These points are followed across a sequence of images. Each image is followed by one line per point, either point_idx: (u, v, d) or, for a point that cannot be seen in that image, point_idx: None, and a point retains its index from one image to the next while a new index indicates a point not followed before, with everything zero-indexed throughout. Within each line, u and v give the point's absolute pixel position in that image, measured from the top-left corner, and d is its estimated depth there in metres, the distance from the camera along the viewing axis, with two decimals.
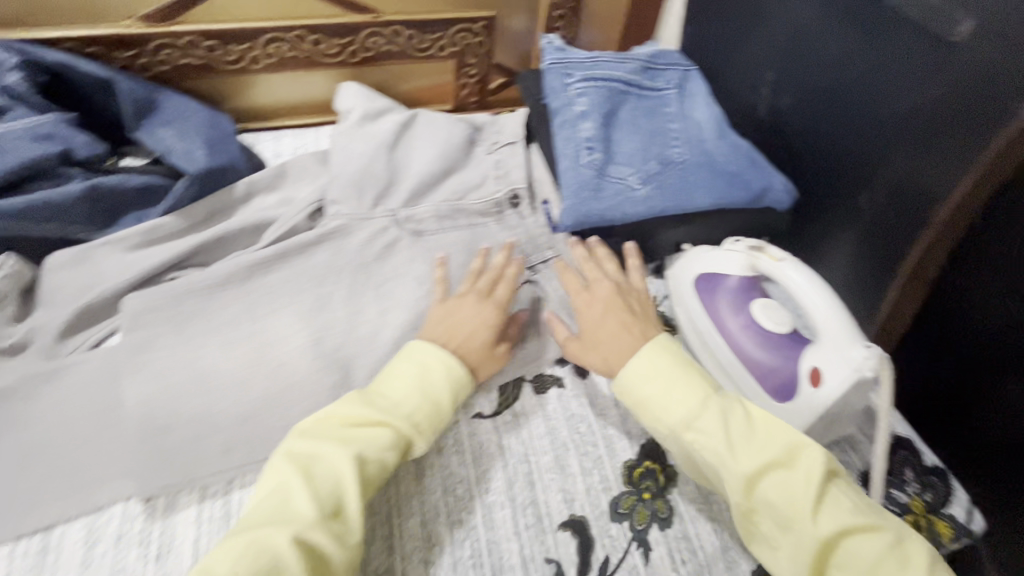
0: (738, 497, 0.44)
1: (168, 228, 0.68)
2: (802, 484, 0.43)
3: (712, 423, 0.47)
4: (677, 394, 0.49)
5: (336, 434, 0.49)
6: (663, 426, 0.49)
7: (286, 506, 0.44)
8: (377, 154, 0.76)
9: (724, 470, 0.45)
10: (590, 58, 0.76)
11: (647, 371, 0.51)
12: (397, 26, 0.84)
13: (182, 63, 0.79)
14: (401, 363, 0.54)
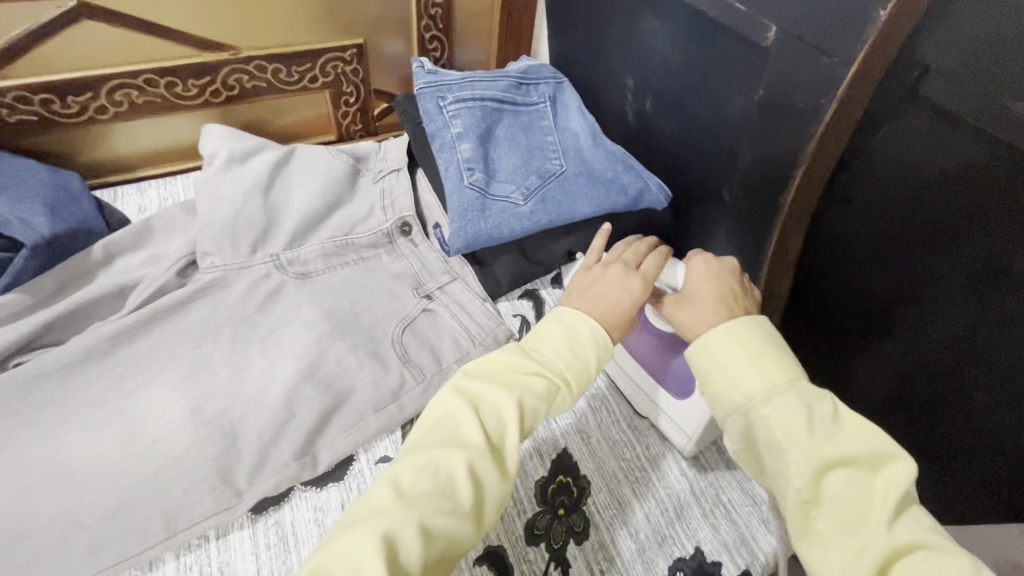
0: (802, 481, 0.40)
1: (9, 308, 0.61)
2: (883, 492, 0.38)
3: (792, 405, 0.43)
4: (756, 369, 0.45)
5: (499, 377, 0.48)
6: (737, 394, 0.45)
7: (456, 435, 0.43)
8: (250, 197, 0.72)
9: (795, 450, 0.41)
10: (460, 78, 0.76)
11: (743, 340, 0.47)
12: (259, 62, 0.81)
13: (14, 121, 0.72)
14: (550, 322, 0.53)
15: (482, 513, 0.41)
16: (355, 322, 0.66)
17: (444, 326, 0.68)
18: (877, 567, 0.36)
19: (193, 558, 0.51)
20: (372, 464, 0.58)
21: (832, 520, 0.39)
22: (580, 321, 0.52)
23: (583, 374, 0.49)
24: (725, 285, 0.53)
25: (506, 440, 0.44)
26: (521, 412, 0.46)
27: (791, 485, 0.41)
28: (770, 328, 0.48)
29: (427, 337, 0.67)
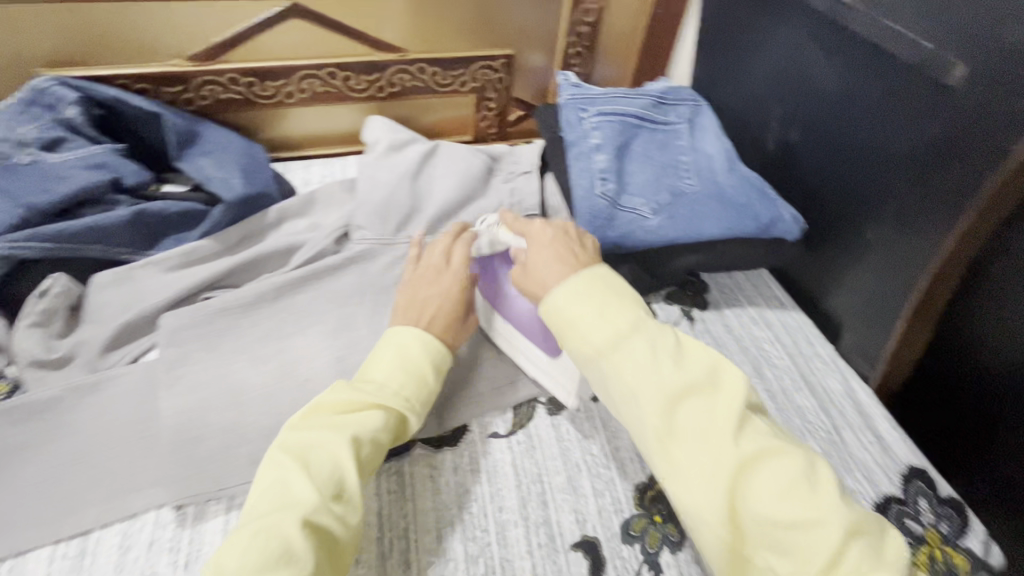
0: (657, 418, 0.45)
1: (204, 251, 0.72)
2: (722, 408, 0.45)
3: (644, 346, 0.47)
4: (608, 315, 0.49)
5: (328, 421, 0.48)
6: (593, 346, 0.49)
7: (288, 492, 0.43)
8: (400, 182, 0.80)
9: (647, 391, 0.46)
10: (603, 94, 0.80)
11: (585, 292, 0.51)
12: (422, 64, 0.90)
13: (223, 98, 0.85)
14: (381, 347, 0.55)
15: (336, 552, 0.44)
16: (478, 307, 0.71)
17: None
18: (729, 475, 0.42)
19: None
20: (483, 436, 0.61)
21: (685, 435, 0.44)
22: (410, 331, 0.56)
23: (424, 401, 0.54)
24: (561, 249, 0.56)
25: (350, 478, 0.46)
26: (361, 448, 0.48)
27: (648, 420, 0.46)
28: (616, 279, 0.53)
29: None
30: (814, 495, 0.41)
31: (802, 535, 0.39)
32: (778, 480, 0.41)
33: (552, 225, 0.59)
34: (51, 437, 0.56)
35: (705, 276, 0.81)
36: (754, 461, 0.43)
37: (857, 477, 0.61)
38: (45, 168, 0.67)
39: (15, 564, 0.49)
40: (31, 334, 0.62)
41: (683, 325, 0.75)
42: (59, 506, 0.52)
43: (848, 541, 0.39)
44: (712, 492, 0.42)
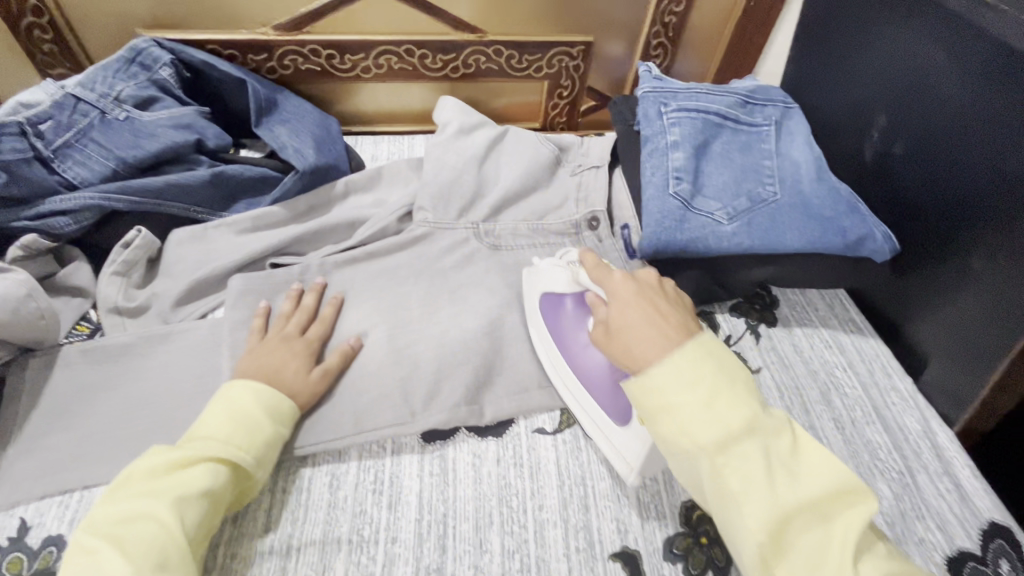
0: (762, 535, 0.38)
1: (275, 217, 0.74)
2: (840, 532, 0.37)
3: (753, 453, 0.40)
4: (714, 405, 0.41)
5: (146, 488, 0.44)
6: (691, 442, 0.41)
7: (101, 575, 0.40)
8: (466, 166, 0.79)
9: (754, 506, 0.38)
10: (686, 88, 0.76)
11: (689, 374, 0.43)
12: (499, 46, 0.88)
13: (303, 69, 0.86)
14: (212, 406, 0.51)
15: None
16: None
17: None
18: None
19: (372, 462, 0.57)
20: (529, 431, 0.60)
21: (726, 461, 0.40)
22: (247, 386, 0.53)
23: (269, 449, 0.51)
24: (650, 309, 0.50)
25: (179, 540, 0.43)
26: (192, 506, 0.45)
27: (750, 535, 0.38)
28: (725, 356, 0.45)
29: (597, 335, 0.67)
30: None
31: None
32: (821, 529, 0.38)
33: (636, 278, 0.54)
34: (124, 380, 0.59)
35: (776, 290, 0.76)
36: (808, 504, 0.38)
37: (930, 527, 0.56)
38: (138, 125, 0.70)
39: (82, 496, 0.52)
40: (112, 281, 0.65)
41: (747, 340, 0.71)
42: (123, 447, 0.54)
43: None
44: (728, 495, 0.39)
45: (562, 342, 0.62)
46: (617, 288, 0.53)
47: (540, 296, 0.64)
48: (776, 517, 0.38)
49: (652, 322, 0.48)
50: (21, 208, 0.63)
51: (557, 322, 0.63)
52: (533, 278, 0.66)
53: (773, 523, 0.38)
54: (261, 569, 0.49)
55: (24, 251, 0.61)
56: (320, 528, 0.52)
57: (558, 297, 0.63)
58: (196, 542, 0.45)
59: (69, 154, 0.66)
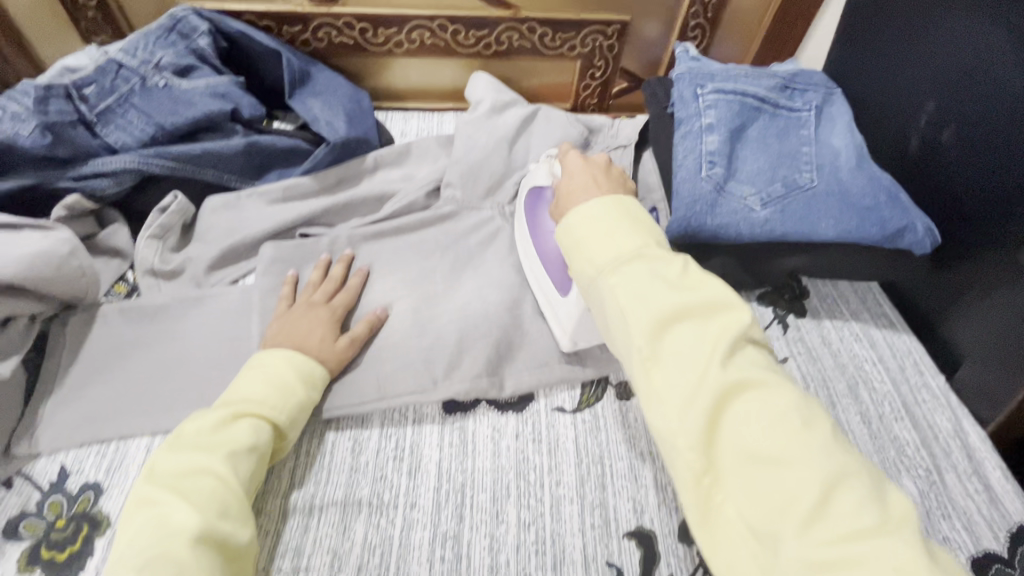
0: (643, 339, 0.41)
1: (305, 188, 0.75)
2: (712, 334, 0.41)
3: (641, 269, 0.43)
4: (615, 237, 0.46)
5: (199, 443, 0.46)
6: (592, 263, 0.46)
7: (169, 520, 0.41)
8: (495, 144, 0.78)
9: (638, 311, 0.42)
10: (724, 70, 0.74)
11: (599, 213, 0.47)
12: (532, 23, 0.86)
13: (337, 42, 0.86)
14: (248, 371, 0.53)
15: (238, 560, 0.43)
16: None
17: None
18: (707, 401, 0.38)
19: (393, 430, 0.58)
20: (549, 409, 0.60)
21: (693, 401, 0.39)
22: (280, 352, 0.55)
23: (305, 409, 0.53)
24: (593, 179, 0.53)
25: (236, 491, 0.45)
26: (244, 459, 0.47)
27: (632, 341, 0.42)
28: (633, 204, 0.49)
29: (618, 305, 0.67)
30: (793, 427, 0.37)
31: (775, 468, 0.36)
32: (700, 335, 0.41)
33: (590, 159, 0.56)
34: (158, 339, 0.61)
35: (807, 281, 0.75)
36: (690, 312, 0.42)
37: (955, 525, 0.55)
38: (176, 92, 0.71)
39: (118, 447, 0.54)
40: (149, 245, 0.66)
41: (774, 329, 0.69)
42: (157, 403, 0.56)
43: (831, 483, 0.35)
44: (692, 432, 0.38)
45: (534, 224, 0.66)
46: (568, 164, 0.56)
47: (529, 189, 0.67)
48: (658, 319, 0.41)
49: (591, 190, 0.52)
50: (65, 169, 0.64)
51: (535, 207, 0.66)
52: (528, 176, 0.69)
53: (655, 324, 0.41)
54: (284, 525, 0.51)
55: (68, 212, 0.63)
56: (342, 490, 0.53)
57: (538, 189, 0.66)
58: (250, 494, 0.47)
59: (111, 118, 0.68)
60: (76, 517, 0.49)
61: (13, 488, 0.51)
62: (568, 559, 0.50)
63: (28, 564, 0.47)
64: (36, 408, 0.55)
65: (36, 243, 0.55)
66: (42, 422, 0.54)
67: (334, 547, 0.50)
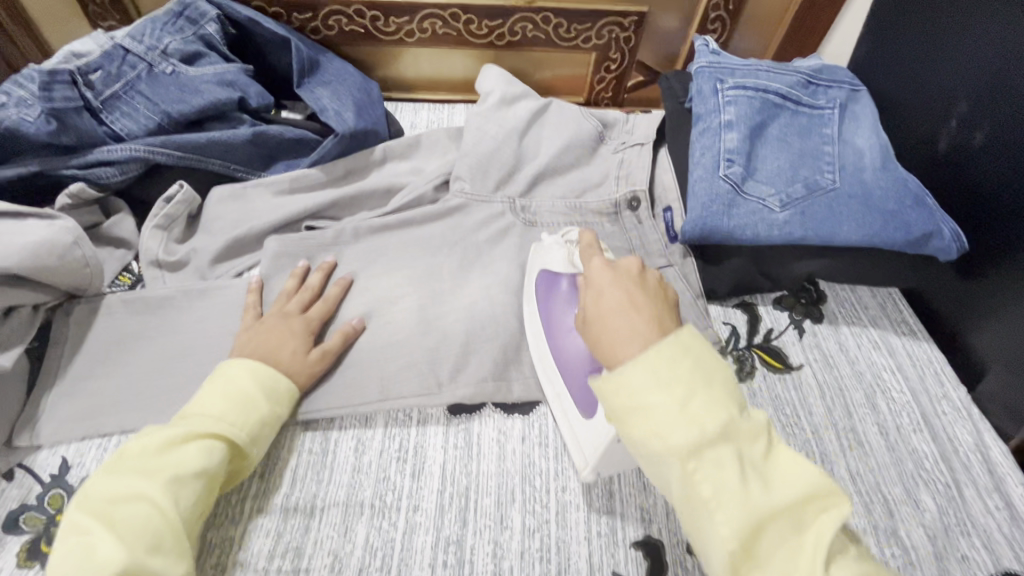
0: (732, 547, 0.34)
1: (311, 179, 0.74)
2: (811, 541, 0.33)
3: (723, 456, 0.35)
4: (682, 405, 0.36)
5: (141, 466, 0.43)
6: (658, 442, 0.36)
7: (93, 554, 0.38)
8: (506, 138, 0.77)
9: (722, 514, 0.34)
10: (745, 65, 0.71)
11: (662, 367, 0.37)
12: (547, 13, 0.84)
13: (347, 30, 0.85)
14: (209, 384, 0.51)
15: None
16: None
17: None
18: None
19: (397, 430, 0.57)
20: (556, 412, 0.59)
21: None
22: (247, 364, 0.53)
23: (267, 428, 0.51)
24: (631, 294, 0.44)
25: (174, 522, 0.42)
26: (188, 485, 0.44)
27: (719, 544, 0.34)
28: (699, 343, 0.39)
29: None
30: None
31: None
32: (793, 538, 0.34)
33: (619, 265, 0.47)
34: (162, 332, 0.60)
35: (824, 285, 0.72)
36: (780, 510, 0.34)
37: (974, 543, 0.53)
38: (182, 79, 0.69)
39: (120, 441, 0.54)
40: (154, 234, 0.66)
41: (790, 335, 0.67)
42: (160, 397, 0.56)
43: None
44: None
45: (552, 324, 0.58)
46: (593, 272, 0.47)
47: (541, 272, 0.62)
48: (748, 522, 0.34)
49: (630, 315, 0.42)
50: (70, 156, 0.63)
51: (550, 301, 0.59)
52: (539, 257, 0.64)
53: (744, 528, 0.34)
54: (286, 525, 0.50)
55: (73, 200, 0.62)
56: (344, 491, 0.52)
57: (554, 276, 0.60)
58: (190, 524, 0.44)
59: (117, 105, 0.66)
60: None
61: (15, 480, 0.50)
62: (572, 568, 0.49)
63: (28, 559, 0.46)
64: (38, 399, 0.54)
65: (39, 232, 0.54)
66: (44, 413, 0.54)
67: (335, 549, 0.49)
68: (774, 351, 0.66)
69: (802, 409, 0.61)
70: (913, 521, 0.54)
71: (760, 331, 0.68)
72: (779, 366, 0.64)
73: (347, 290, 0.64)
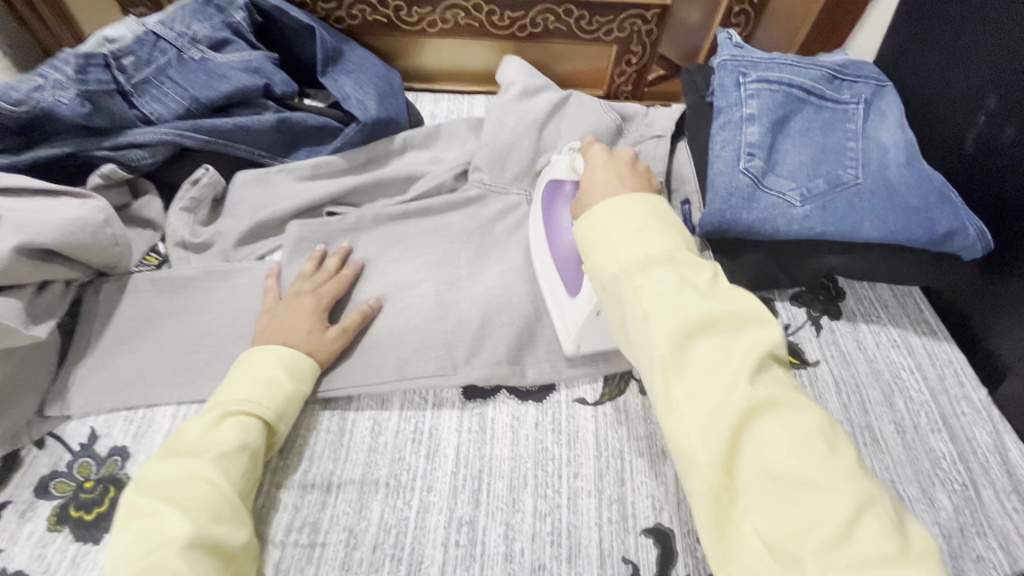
0: (665, 351, 0.37)
1: (333, 167, 0.75)
2: (741, 351, 0.36)
3: (668, 274, 0.39)
4: (639, 236, 0.41)
5: (190, 449, 0.45)
6: (615, 263, 0.41)
7: (162, 530, 0.40)
8: (525, 129, 0.77)
9: (660, 320, 0.38)
10: (769, 59, 0.70)
11: (628, 209, 0.43)
12: (569, 6, 0.84)
13: (371, 20, 0.85)
14: (236, 373, 0.52)
15: (235, 564, 0.42)
16: None
17: None
18: (731, 421, 0.34)
19: (413, 412, 0.58)
20: (569, 400, 0.59)
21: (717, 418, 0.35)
22: (270, 349, 0.54)
23: (297, 407, 0.53)
24: (617, 175, 0.49)
25: (228, 495, 0.44)
26: (235, 461, 0.46)
27: (655, 349, 0.38)
28: (662, 205, 0.44)
29: None
30: (821, 451, 0.33)
31: (798, 495, 0.32)
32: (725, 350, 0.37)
33: (617, 154, 0.52)
34: (187, 310, 0.62)
35: (843, 282, 0.72)
36: (717, 323, 0.37)
37: (991, 544, 0.52)
38: (211, 65, 0.71)
39: (145, 414, 0.55)
40: (180, 217, 0.67)
41: (807, 331, 0.67)
42: (185, 373, 0.57)
43: (858, 516, 0.31)
44: (713, 448, 0.34)
45: (551, 220, 0.62)
46: (593, 162, 0.52)
47: (547, 182, 0.64)
48: (683, 331, 0.37)
49: (610, 184, 0.48)
50: (100, 139, 0.65)
51: (553, 202, 0.62)
52: (548, 167, 0.65)
53: (679, 336, 0.37)
54: (303, 501, 0.51)
55: (105, 180, 0.64)
56: (360, 469, 0.53)
57: (559, 185, 0.62)
58: (242, 497, 0.46)
59: (148, 89, 0.68)
60: (104, 480, 0.51)
61: (46, 448, 0.52)
62: (583, 552, 0.50)
63: (57, 523, 0.48)
64: (68, 372, 0.56)
65: (71, 211, 0.55)
66: (74, 385, 0.55)
67: (350, 525, 0.50)
68: (791, 346, 0.66)
69: (818, 405, 0.61)
70: (928, 520, 0.54)
71: None
72: (796, 362, 0.64)
73: (359, 274, 0.66)
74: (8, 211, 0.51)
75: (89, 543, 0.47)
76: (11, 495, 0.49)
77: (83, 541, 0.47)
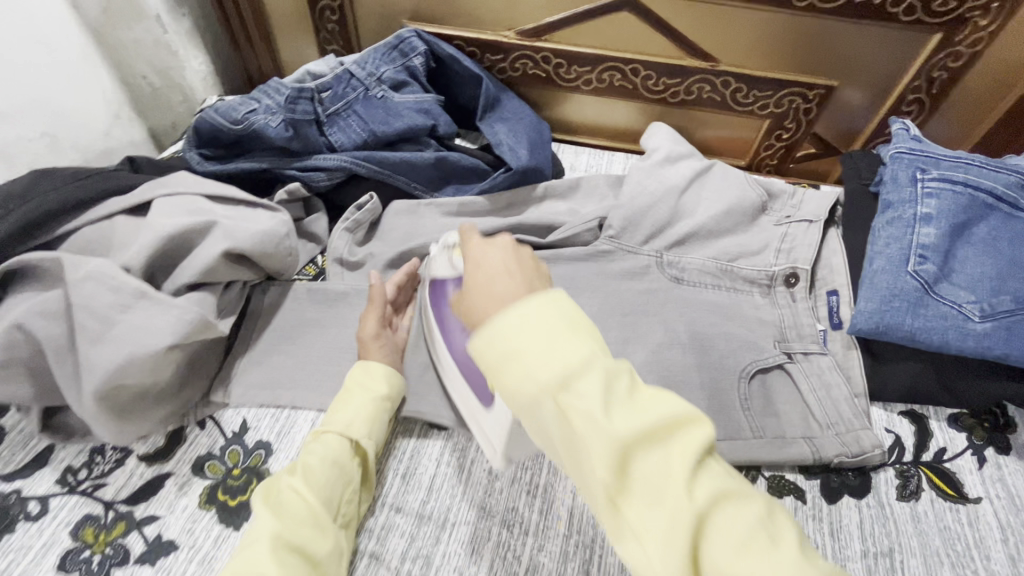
0: (604, 474, 0.31)
1: (476, 207, 0.78)
2: (681, 464, 0.31)
3: (592, 386, 0.32)
4: (554, 348, 0.33)
5: (292, 467, 0.49)
6: (529, 383, 0.33)
7: (255, 530, 0.43)
8: (666, 195, 0.76)
9: (589, 441, 0.31)
10: (953, 156, 0.65)
11: (534, 316, 0.34)
12: (728, 78, 0.84)
13: (529, 73, 0.90)
14: (347, 387, 0.56)
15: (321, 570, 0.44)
16: (715, 346, 0.65)
17: (798, 390, 0.62)
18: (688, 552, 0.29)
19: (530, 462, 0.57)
20: None
21: (546, 388, 0.33)
22: (365, 364, 0.58)
23: (378, 418, 0.55)
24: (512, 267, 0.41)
25: (312, 503, 0.47)
26: (322, 470, 0.49)
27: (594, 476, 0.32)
28: (570, 306, 0.35)
29: (773, 394, 0.63)
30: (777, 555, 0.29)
31: None
32: (660, 453, 0.31)
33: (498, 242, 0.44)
34: (336, 324, 0.66)
35: (1016, 411, 0.63)
36: (646, 431, 0.31)
37: None
38: (390, 104, 0.78)
39: (289, 414, 0.60)
40: (342, 236, 0.73)
41: (968, 461, 0.60)
42: (326, 381, 0.62)
43: None
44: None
45: (443, 325, 0.60)
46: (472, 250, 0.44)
47: (428, 280, 0.64)
48: (614, 451, 0.31)
49: (504, 279, 0.39)
50: (291, 159, 0.74)
51: (439, 302, 0.61)
52: (426, 267, 0.66)
53: (612, 457, 0.31)
54: (419, 531, 0.53)
55: (289, 196, 0.72)
56: (474, 511, 0.54)
57: (441, 282, 0.61)
58: (333, 507, 0.48)
59: (336, 121, 0.76)
60: (249, 470, 0.56)
61: (205, 429, 0.58)
62: None
63: (207, 502, 0.53)
64: (231, 363, 0.62)
65: (265, 222, 0.61)
66: (235, 376, 0.61)
67: (460, 567, 0.51)
68: (946, 475, 0.59)
69: (978, 550, 0.53)
70: None
71: (930, 448, 0.60)
72: (953, 494, 0.57)
73: None
74: (221, 218, 0.58)
75: (231, 528, 0.51)
76: (174, 467, 0.55)
77: (226, 524, 0.52)
